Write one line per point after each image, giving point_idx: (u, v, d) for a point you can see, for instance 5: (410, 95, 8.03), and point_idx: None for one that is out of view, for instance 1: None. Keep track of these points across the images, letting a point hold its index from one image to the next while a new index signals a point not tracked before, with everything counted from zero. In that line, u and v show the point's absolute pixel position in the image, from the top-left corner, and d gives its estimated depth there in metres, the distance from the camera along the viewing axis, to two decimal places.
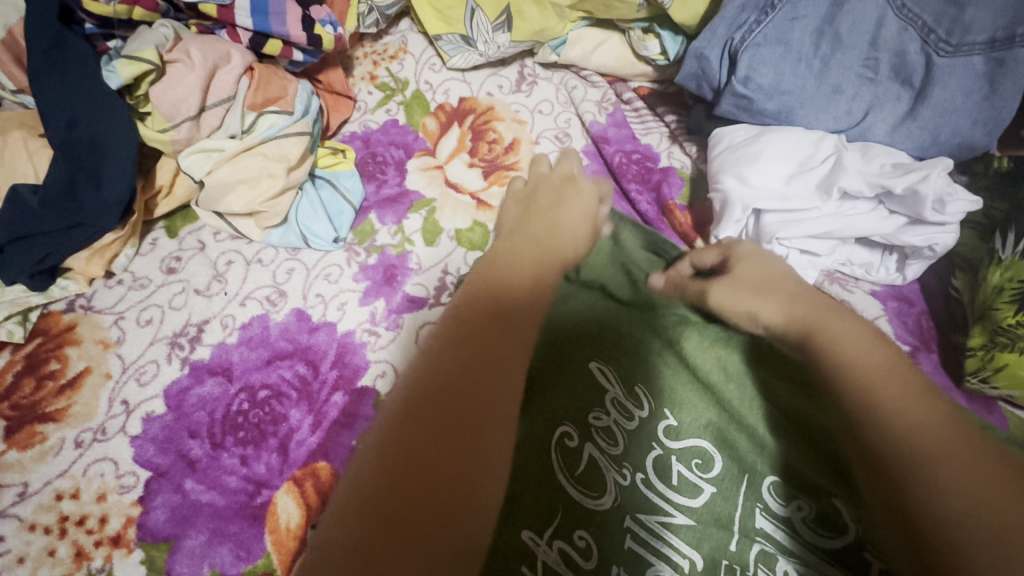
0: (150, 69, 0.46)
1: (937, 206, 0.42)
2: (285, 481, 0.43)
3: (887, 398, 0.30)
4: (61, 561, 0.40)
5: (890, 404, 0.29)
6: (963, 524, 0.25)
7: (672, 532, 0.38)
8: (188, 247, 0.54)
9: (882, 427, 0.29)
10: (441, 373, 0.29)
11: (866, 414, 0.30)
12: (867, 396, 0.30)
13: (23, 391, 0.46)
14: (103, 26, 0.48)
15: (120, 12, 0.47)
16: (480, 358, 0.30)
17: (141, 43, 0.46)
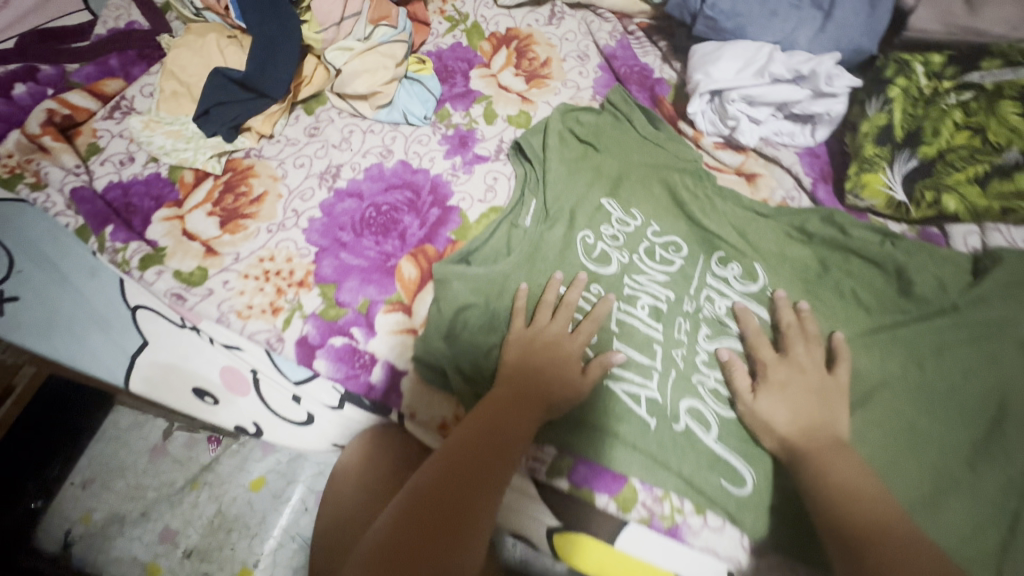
0: None
1: (828, 81, 0.66)
2: (406, 254, 0.67)
3: (856, 501, 0.46)
4: (269, 294, 0.64)
5: (861, 509, 0.46)
6: None
7: (653, 283, 0.64)
8: (323, 120, 0.77)
9: (851, 523, 0.45)
10: (411, 520, 0.42)
11: (835, 510, 0.46)
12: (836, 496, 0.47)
13: (226, 201, 0.70)
14: None
15: None
16: (436, 521, 0.43)
17: None
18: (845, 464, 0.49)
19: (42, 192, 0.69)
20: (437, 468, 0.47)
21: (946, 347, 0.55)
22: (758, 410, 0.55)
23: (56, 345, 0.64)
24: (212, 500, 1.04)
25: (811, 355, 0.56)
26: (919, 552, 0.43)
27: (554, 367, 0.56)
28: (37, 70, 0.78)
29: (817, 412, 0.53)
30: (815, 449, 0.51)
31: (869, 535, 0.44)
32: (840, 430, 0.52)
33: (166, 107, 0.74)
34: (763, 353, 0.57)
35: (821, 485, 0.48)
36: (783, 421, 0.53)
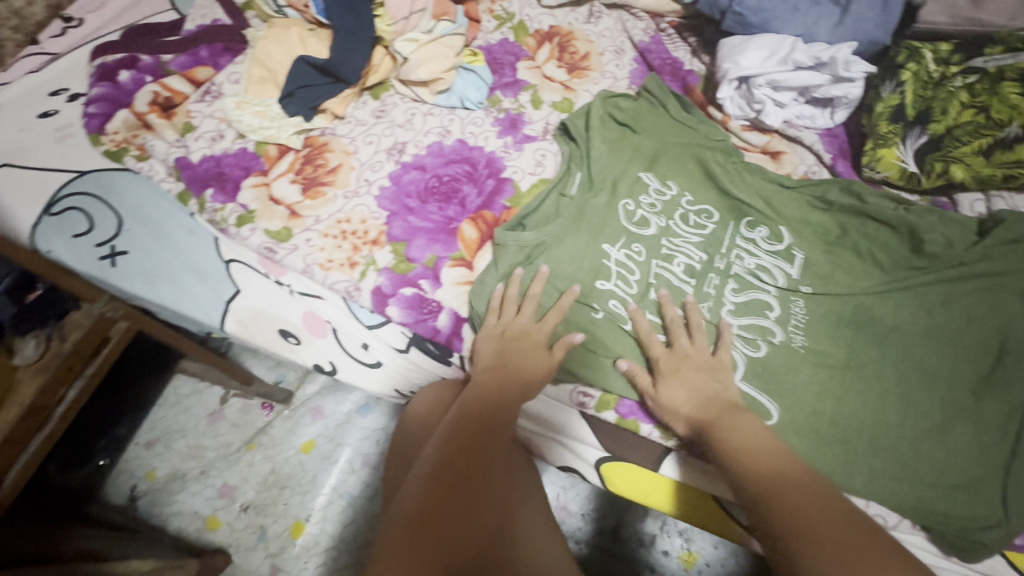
0: None
1: (846, 66, 0.74)
2: (467, 219, 0.75)
3: (747, 460, 0.48)
4: (346, 250, 0.72)
5: (749, 463, 0.48)
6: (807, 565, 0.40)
7: (689, 244, 0.71)
8: (388, 104, 0.86)
9: (744, 478, 0.47)
10: (440, 483, 0.47)
11: (736, 468, 0.48)
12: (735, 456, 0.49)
13: (307, 171, 0.79)
14: None
15: None
16: (457, 486, 0.47)
17: None
18: (741, 427, 0.52)
19: (146, 162, 0.79)
20: (454, 443, 0.51)
21: (953, 299, 0.62)
22: (662, 397, 0.59)
23: (162, 294, 0.72)
24: (266, 459, 1.12)
25: (695, 346, 0.61)
26: (799, 494, 0.44)
27: (528, 358, 0.62)
28: (137, 59, 0.88)
29: (709, 381, 0.58)
30: (716, 418, 0.54)
31: (768, 483, 0.46)
32: (731, 399, 0.56)
33: (253, 91, 0.83)
34: (655, 349, 0.62)
35: (722, 449, 0.51)
36: (682, 403, 0.57)
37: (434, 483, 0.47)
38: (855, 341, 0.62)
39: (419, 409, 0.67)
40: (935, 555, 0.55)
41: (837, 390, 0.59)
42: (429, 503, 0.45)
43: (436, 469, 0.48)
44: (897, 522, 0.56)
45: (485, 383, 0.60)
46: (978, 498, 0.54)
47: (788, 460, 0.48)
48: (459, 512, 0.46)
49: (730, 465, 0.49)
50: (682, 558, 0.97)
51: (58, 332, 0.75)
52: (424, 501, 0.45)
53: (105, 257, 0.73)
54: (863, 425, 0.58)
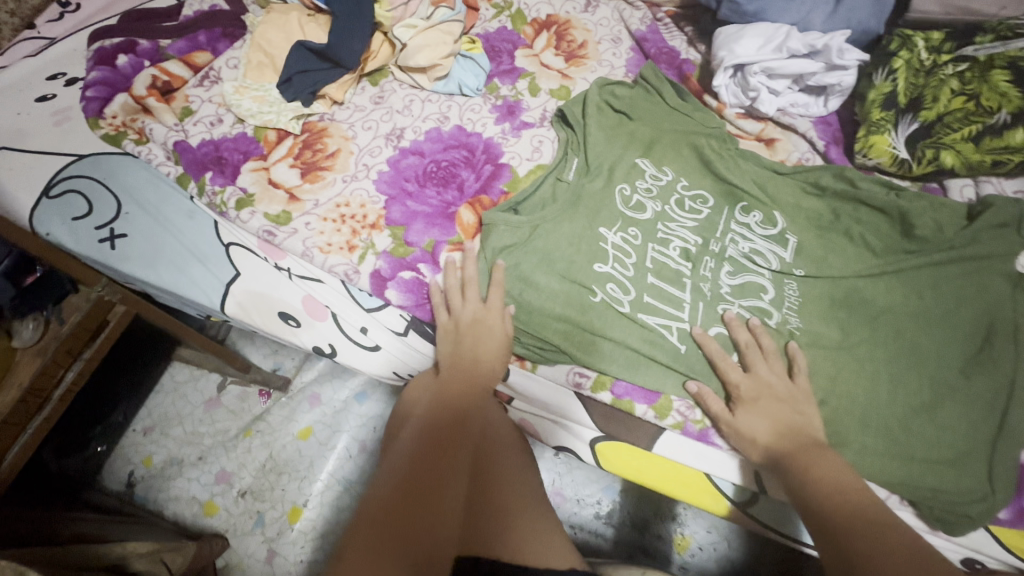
0: None
1: (840, 54, 0.75)
2: (465, 203, 0.76)
3: (836, 498, 0.48)
4: (345, 234, 0.73)
5: (841, 501, 0.48)
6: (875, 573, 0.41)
7: (684, 229, 0.72)
8: (387, 90, 0.87)
9: (832, 515, 0.47)
10: (404, 479, 0.49)
11: (816, 501, 0.48)
12: (817, 490, 0.49)
13: (305, 156, 0.79)
14: None
15: None
16: (420, 478, 0.50)
17: None
18: (826, 464, 0.51)
19: (145, 146, 0.79)
20: (419, 443, 0.54)
21: (941, 282, 0.63)
22: (738, 424, 0.58)
23: (162, 276, 0.72)
24: (264, 445, 1.12)
25: (773, 371, 0.59)
26: (873, 529, 0.44)
27: (481, 352, 0.64)
28: (135, 44, 0.88)
29: (790, 407, 0.57)
30: (796, 451, 0.53)
31: (843, 512, 0.46)
32: (816, 433, 0.55)
33: (251, 75, 0.84)
34: (731, 375, 0.60)
35: (806, 483, 0.50)
36: (764, 433, 0.56)
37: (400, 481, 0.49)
38: (846, 323, 0.63)
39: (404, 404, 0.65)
40: (922, 529, 0.57)
41: (828, 370, 0.61)
42: (394, 499, 0.47)
43: (401, 469, 0.50)
44: (885, 498, 0.58)
45: (454, 382, 0.62)
46: (965, 473, 0.55)
47: (874, 500, 0.48)
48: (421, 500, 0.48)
49: (818, 501, 0.48)
50: (676, 542, 0.99)
51: (57, 315, 0.74)
52: (390, 496, 0.47)
53: (105, 240, 0.73)
54: (852, 404, 0.59)
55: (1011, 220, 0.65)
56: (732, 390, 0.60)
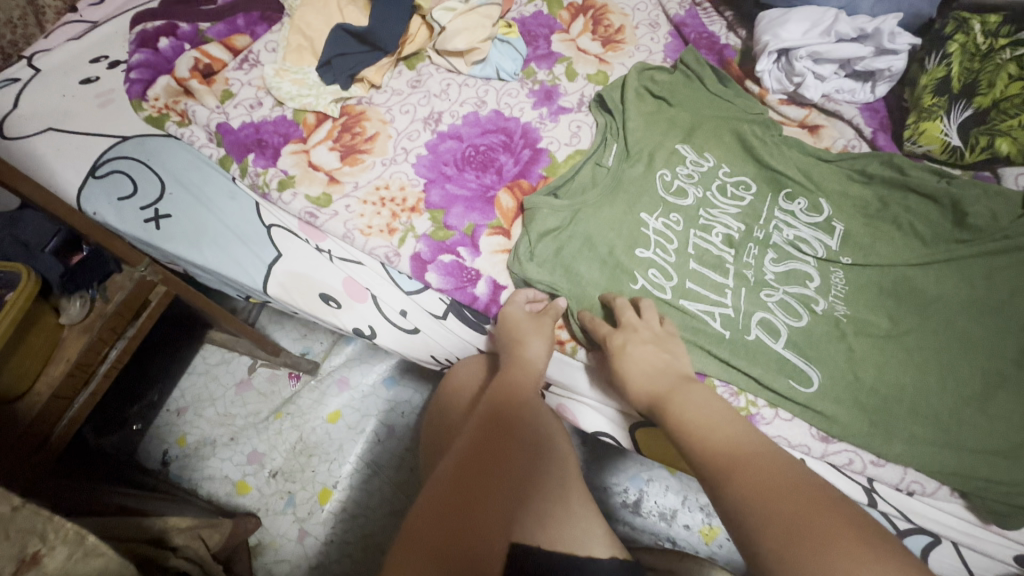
0: None
1: (891, 38, 0.73)
2: (504, 188, 0.75)
3: (706, 440, 0.45)
4: (385, 217, 0.73)
5: (703, 442, 0.45)
6: (754, 519, 0.38)
7: (727, 217, 0.71)
8: (424, 74, 0.87)
9: (698, 456, 0.45)
10: (463, 486, 0.47)
11: (689, 449, 0.46)
12: (685, 436, 0.47)
13: (345, 139, 0.79)
14: None
15: None
16: (480, 486, 0.47)
17: None
18: (693, 399, 0.50)
19: (187, 128, 0.80)
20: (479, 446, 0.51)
21: (994, 271, 0.62)
22: (622, 368, 0.57)
23: (205, 255, 0.73)
24: (294, 428, 1.14)
25: (641, 320, 0.61)
26: (765, 474, 0.41)
27: (537, 356, 0.61)
28: (176, 27, 0.89)
29: (662, 353, 0.57)
30: (666, 391, 0.52)
31: (719, 458, 0.43)
32: (683, 371, 0.55)
33: (291, 59, 0.85)
34: (602, 330, 0.62)
35: (676, 429, 0.48)
36: (634, 376, 0.56)
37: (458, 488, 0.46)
38: (896, 312, 0.62)
39: (456, 382, 0.68)
40: (973, 521, 0.56)
41: (876, 359, 0.60)
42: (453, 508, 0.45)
43: (460, 474, 0.48)
44: (935, 490, 0.57)
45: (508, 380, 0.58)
46: (1020, 465, 0.54)
47: (744, 430, 0.46)
48: (483, 510, 0.46)
49: (686, 445, 0.47)
50: (703, 532, 0.98)
51: (101, 293, 0.76)
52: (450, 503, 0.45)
53: (150, 220, 0.74)
54: (901, 394, 0.58)
55: None
56: (610, 336, 0.60)
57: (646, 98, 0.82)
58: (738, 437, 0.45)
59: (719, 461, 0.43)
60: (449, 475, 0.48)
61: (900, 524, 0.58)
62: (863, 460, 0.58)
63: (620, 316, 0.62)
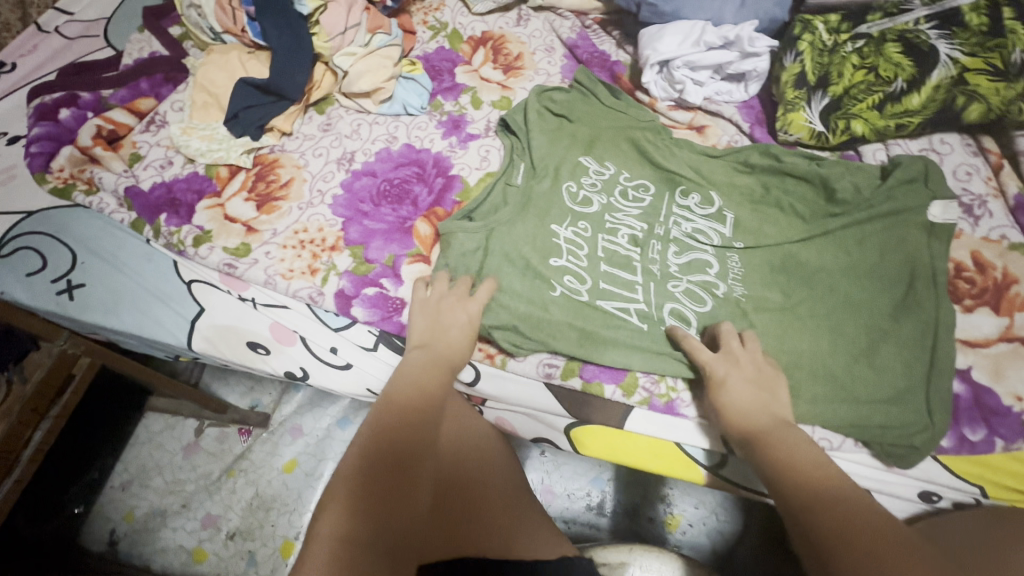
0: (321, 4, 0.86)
1: (751, 42, 0.81)
2: (421, 217, 0.78)
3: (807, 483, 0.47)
4: (306, 259, 0.74)
5: (795, 478, 0.48)
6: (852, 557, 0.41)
7: (629, 219, 0.76)
8: (333, 117, 0.89)
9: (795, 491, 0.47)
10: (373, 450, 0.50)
11: (782, 483, 0.48)
12: (779, 471, 0.49)
13: (259, 188, 0.81)
14: None
15: None
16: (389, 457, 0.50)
17: None
18: (790, 441, 0.51)
19: (96, 196, 0.80)
20: (389, 419, 0.53)
21: (866, 238, 0.69)
22: (725, 397, 0.57)
23: (124, 320, 0.73)
24: (249, 484, 1.11)
25: (744, 353, 0.61)
26: (856, 519, 0.43)
27: (449, 341, 0.64)
28: (77, 96, 0.89)
29: (768, 391, 0.58)
30: (763, 427, 0.54)
31: (815, 498, 0.45)
32: (781, 413, 0.56)
33: (197, 116, 0.86)
34: (701, 355, 0.62)
35: (768, 462, 0.50)
36: (734, 406, 0.56)
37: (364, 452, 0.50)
38: (787, 285, 0.68)
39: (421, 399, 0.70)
40: (879, 467, 0.61)
41: (774, 331, 0.65)
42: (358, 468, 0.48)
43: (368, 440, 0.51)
44: (842, 443, 0.62)
45: (423, 362, 0.61)
46: (905, 408, 0.60)
47: (836, 475, 0.48)
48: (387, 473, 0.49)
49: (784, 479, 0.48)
50: (667, 522, 1.01)
51: (18, 374, 0.73)
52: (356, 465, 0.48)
53: (62, 292, 0.73)
54: (799, 360, 0.63)
55: (918, 175, 0.71)
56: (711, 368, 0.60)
57: (548, 116, 0.86)
58: (827, 480, 0.47)
59: (815, 501, 0.45)
60: (361, 447, 0.50)
61: None
62: None
63: (728, 345, 0.62)
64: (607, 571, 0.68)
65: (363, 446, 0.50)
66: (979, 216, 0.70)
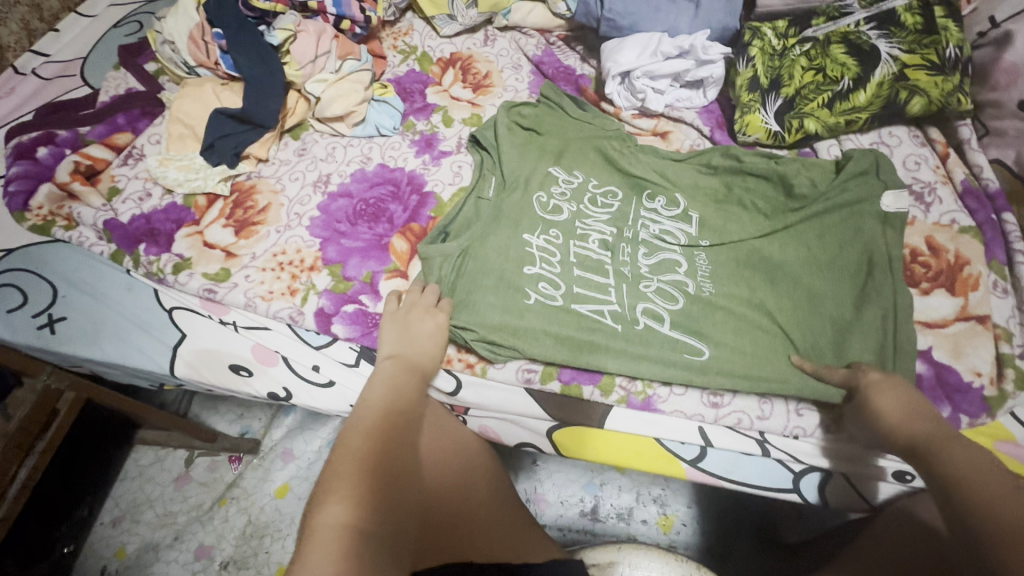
0: (290, 33, 0.90)
1: (704, 50, 0.86)
2: (397, 234, 0.80)
3: (993, 512, 0.44)
4: (285, 280, 0.76)
5: (985, 502, 0.45)
6: None
7: (598, 225, 0.78)
8: (308, 142, 0.92)
9: (983, 521, 0.44)
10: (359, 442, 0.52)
11: (959, 503, 0.47)
12: (953, 491, 0.47)
13: (237, 214, 0.82)
14: (258, 17, 0.92)
15: (272, 8, 0.91)
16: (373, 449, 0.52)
17: (285, 23, 0.91)
18: (954, 449, 0.50)
19: (75, 231, 0.81)
20: (371, 418, 0.55)
21: (825, 231, 0.72)
22: (875, 407, 0.56)
23: (106, 351, 0.73)
24: (241, 511, 1.10)
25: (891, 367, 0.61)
26: None
27: (419, 348, 0.66)
28: (54, 134, 0.90)
29: (925, 405, 0.55)
30: (931, 440, 0.51)
31: (1001, 526, 0.43)
32: (947, 425, 0.53)
33: (174, 147, 0.88)
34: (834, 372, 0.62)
35: (942, 483, 0.49)
36: (887, 415, 0.55)
37: (349, 443, 0.52)
38: (753, 280, 0.70)
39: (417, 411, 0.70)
40: (855, 450, 0.63)
41: (743, 325, 0.67)
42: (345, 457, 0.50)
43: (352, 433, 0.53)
44: (814, 429, 0.63)
45: (396, 369, 0.63)
46: None
47: None
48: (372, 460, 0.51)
49: (965, 506, 0.46)
50: (660, 523, 1.02)
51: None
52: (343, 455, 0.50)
53: (43, 326, 0.74)
54: (767, 350, 0.66)
55: (869, 167, 0.74)
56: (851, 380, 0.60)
57: (517, 130, 0.89)
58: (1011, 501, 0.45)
59: (998, 526, 0.43)
60: (347, 440, 0.52)
61: (795, 466, 0.64)
62: (749, 416, 0.65)
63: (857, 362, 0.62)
64: (598, 572, 0.68)
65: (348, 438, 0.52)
66: (930, 203, 0.73)
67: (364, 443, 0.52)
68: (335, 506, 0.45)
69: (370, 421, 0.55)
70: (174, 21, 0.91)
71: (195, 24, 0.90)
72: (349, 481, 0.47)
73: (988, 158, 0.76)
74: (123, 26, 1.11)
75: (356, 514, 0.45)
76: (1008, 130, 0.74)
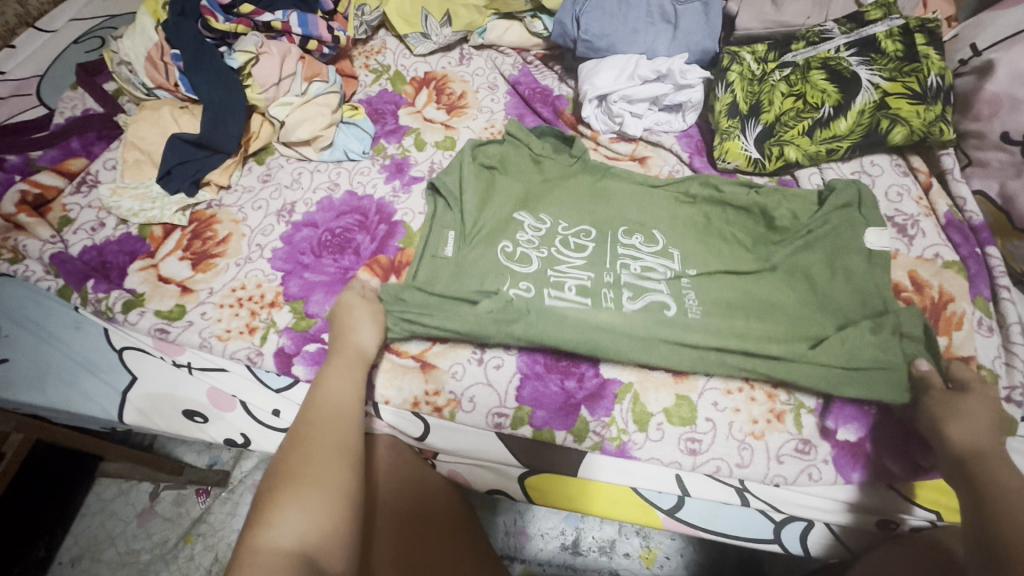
0: (251, 56, 0.86)
1: (682, 75, 0.82)
2: (363, 266, 0.76)
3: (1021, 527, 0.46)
4: (243, 317, 0.72)
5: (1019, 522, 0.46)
6: None
7: (572, 257, 0.75)
8: (273, 168, 0.88)
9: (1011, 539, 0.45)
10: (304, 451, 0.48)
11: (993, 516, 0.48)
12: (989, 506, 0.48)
13: (195, 246, 0.78)
14: (217, 38, 0.90)
15: (232, 29, 0.89)
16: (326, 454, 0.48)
17: (246, 44, 0.87)
18: (998, 468, 0.51)
19: (21, 264, 0.75)
20: (314, 421, 0.51)
21: (804, 265, 0.69)
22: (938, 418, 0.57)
23: (51, 396, 0.70)
24: (208, 549, 1.06)
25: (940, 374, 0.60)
26: None
27: (361, 342, 0.63)
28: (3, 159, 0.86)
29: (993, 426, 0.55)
30: (984, 458, 0.52)
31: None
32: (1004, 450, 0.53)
33: (129, 174, 0.83)
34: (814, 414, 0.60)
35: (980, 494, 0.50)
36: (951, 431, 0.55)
37: (293, 453, 0.48)
38: (733, 318, 0.67)
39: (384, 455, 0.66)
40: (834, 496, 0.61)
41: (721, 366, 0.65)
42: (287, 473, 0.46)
43: (293, 442, 0.49)
44: (796, 477, 0.60)
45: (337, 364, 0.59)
46: None
47: None
48: (323, 466, 0.47)
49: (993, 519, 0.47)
50: (643, 557, 0.98)
51: None
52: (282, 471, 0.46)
53: None
54: None
55: (851, 200, 0.72)
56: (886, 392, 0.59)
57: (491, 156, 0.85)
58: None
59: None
60: (288, 450, 0.48)
61: (775, 515, 0.62)
62: (729, 464, 0.61)
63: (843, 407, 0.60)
64: None
65: (289, 449, 0.48)
66: (912, 236, 0.72)
67: (312, 450, 0.48)
68: (276, 528, 0.42)
69: (325, 424, 0.50)
70: (132, 42, 0.87)
71: (153, 45, 0.86)
72: (295, 494, 0.44)
73: (971, 189, 0.74)
74: (83, 42, 1.07)
75: (309, 529, 0.42)
76: (992, 162, 0.72)
